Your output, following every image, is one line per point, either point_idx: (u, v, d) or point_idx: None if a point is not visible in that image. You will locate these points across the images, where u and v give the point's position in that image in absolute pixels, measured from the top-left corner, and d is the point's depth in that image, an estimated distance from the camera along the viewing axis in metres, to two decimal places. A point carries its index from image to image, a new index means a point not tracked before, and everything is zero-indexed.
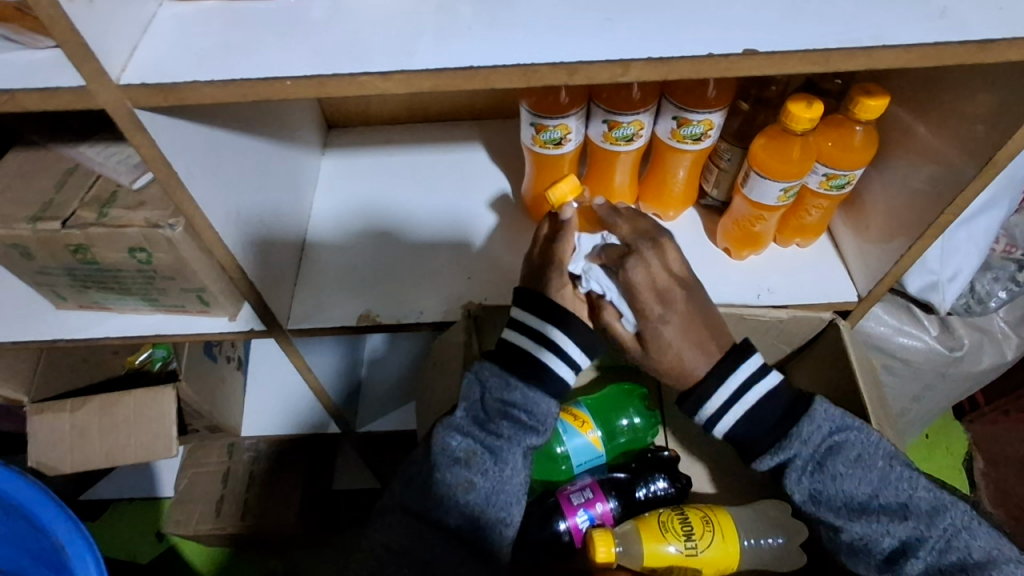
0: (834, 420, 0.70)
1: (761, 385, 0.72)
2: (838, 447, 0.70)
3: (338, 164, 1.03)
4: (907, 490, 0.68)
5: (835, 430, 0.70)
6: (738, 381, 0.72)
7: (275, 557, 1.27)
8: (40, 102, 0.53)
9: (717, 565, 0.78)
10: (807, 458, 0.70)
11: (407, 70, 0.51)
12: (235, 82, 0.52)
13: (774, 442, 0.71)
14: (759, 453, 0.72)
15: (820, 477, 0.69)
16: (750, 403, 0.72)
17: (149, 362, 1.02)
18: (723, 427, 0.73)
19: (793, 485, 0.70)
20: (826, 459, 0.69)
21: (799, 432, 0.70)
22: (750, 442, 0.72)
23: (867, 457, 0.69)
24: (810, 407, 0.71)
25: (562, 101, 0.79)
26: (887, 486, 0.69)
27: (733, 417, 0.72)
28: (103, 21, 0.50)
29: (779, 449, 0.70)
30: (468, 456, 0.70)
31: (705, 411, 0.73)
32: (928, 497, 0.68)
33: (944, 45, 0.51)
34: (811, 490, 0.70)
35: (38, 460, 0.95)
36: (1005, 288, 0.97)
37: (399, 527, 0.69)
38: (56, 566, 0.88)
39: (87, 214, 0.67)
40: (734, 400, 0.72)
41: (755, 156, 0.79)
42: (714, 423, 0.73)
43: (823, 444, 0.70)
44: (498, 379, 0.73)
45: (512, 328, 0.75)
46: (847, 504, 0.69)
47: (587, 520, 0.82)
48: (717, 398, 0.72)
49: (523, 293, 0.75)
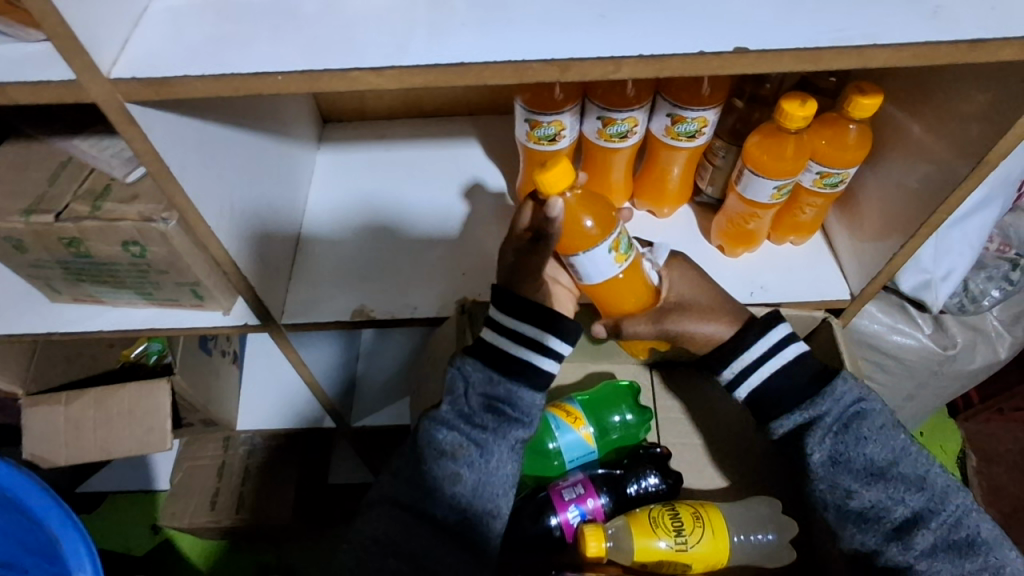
0: (861, 388, 0.72)
1: (793, 346, 0.74)
2: (863, 412, 0.71)
3: (334, 159, 1.03)
4: (925, 465, 0.70)
5: (861, 397, 0.72)
6: (771, 338, 0.74)
7: (271, 549, 1.28)
8: (30, 95, 0.52)
9: (706, 560, 0.79)
10: (834, 418, 0.71)
11: (399, 65, 0.51)
12: (226, 76, 0.52)
13: (804, 398, 0.72)
14: (789, 406, 0.73)
15: (843, 438, 0.71)
16: (780, 362, 0.73)
17: (144, 355, 1.02)
18: (756, 379, 0.74)
19: (814, 444, 0.71)
20: (851, 422, 0.71)
21: (831, 390, 0.71)
22: (779, 397, 0.73)
23: (889, 427, 0.71)
24: (839, 374, 0.73)
25: (556, 97, 0.79)
26: (907, 458, 0.70)
27: (768, 370, 0.73)
28: (94, 14, 0.50)
29: (809, 407, 0.72)
30: (455, 449, 0.70)
31: (743, 359, 0.74)
32: (942, 475, 0.70)
33: (936, 45, 0.51)
34: (832, 451, 0.71)
35: (33, 453, 0.95)
36: (998, 287, 0.98)
37: (387, 519, 0.69)
38: (52, 558, 0.88)
39: (81, 207, 0.67)
40: (770, 353, 0.74)
41: (749, 154, 0.79)
42: (743, 378, 0.74)
43: (849, 407, 0.72)
44: (481, 374, 0.72)
45: (490, 328, 0.73)
46: (866, 468, 0.70)
47: (577, 516, 0.82)
48: (752, 350, 0.74)
49: (500, 296, 0.72)
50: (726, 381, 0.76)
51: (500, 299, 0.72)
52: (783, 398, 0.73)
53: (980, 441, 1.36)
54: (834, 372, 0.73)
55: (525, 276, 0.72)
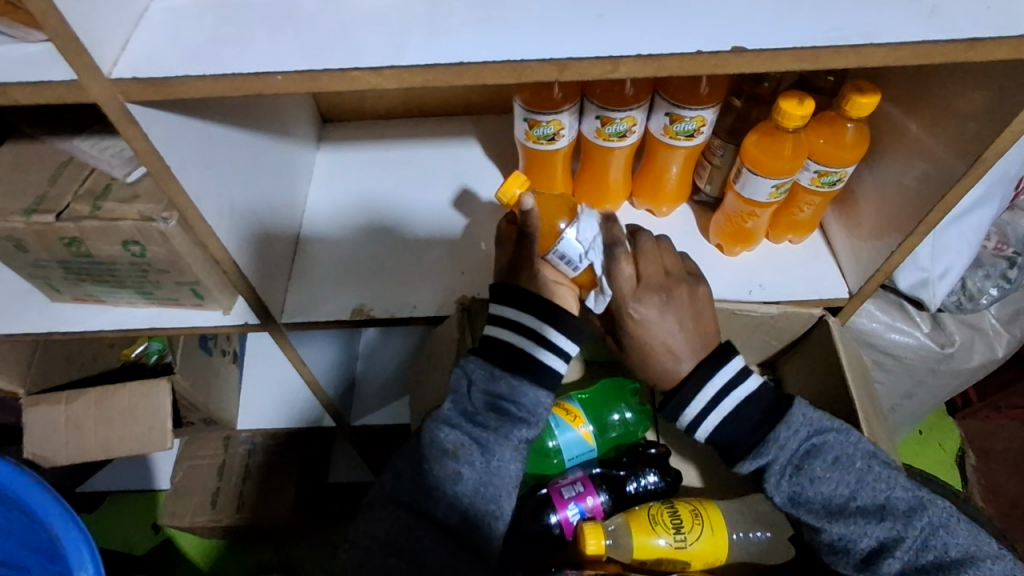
0: (813, 423, 0.72)
1: (737, 390, 0.73)
2: (815, 450, 0.71)
3: (333, 159, 1.04)
4: (885, 491, 0.69)
5: (813, 434, 0.71)
6: (718, 383, 0.73)
7: (271, 548, 1.28)
8: (31, 95, 0.53)
9: (705, 558, 0.79)
10: (784, 462, 0.71)
11: (399, 65, 0.51)
12: (226, 77, 0.52)
13: (754, 445, 0.72)
14: (740, 455, 0.73)
15: (798, 481, 0.70)
16: (729, 407, 0.73)
17: (144, 355, 1.03)
18: (705, 431, 0.74)
19: (772, 489, 0.71)
20: (803, 463, 0.70)
21: (775, 437, 0.71)
22: (731, 445, 0.74)
23: (844, 458, 0.70)
24: (789, 411, 0.72)
25: (555, 97, 0.79)
26: (865, 487, 0.69)
27: (715, 420, 0.73)
28: (96, 14, 0.51)
29: (760, 454, 0.71)
30: (457, 449, 0.70)
31: (687, 415, 0.74)
32: (906, 497, 0.68)
33: (932, 44, 0.51)
34: (790, 493, 0.71)
35: (34, 452, 0.96)
36: (996, 286, 0.98)
37: (388, 519, 0.69)
38: (52, 557, 0.88)
39: (81, 207, 0.67)
40: (712, 404, 0.73)
41: (748, 153, 0.79)
42: (696, 425, 0.75)
43: (801, 447, 0.71)
44: (483, 370, 0.73)
45: (495, 323, 0.76)
46: (826, 506, 0.70)
47: (577, 513, 0.83)
48: (696, 404, 0.73)
49: (506, 292, 0.74)
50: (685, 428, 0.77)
51: (505, 296, 0.74)
52: (734, 449, 0.74)
53: (978, 439, 1.36)
54: (781, 415, 0.72)
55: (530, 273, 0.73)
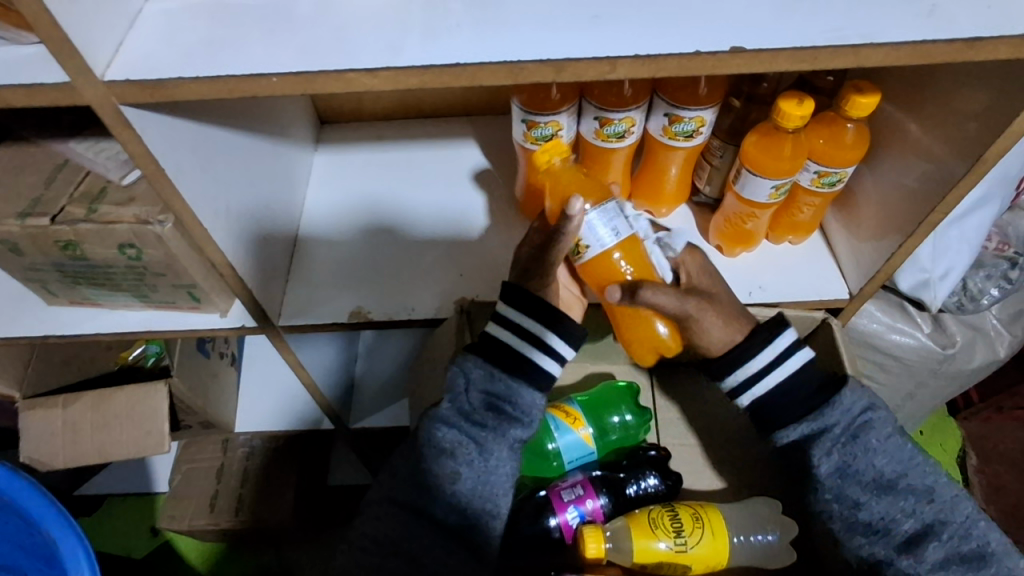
0: (870, 397, 0.73)
1: (797, 355, 0.73)
2: (871, 423, 0.71)
3: (331, 161, 1.03)
4: (932, 476, 0.71)
5: (869, 408, 0.72)
6: (780, 345, 0.72)
7: (270, 551, 1.28)
8: (24, 98, 0.52)
9: (705, 562, 0.79)
10: (843, 429, 0.71)
11: (394, 65, 0.51)
12: (221, 78, 0.51)
13: (809, 410, 0.72)
14: (794, 419, 0.72)
15: (852, 450, 0.71)
16: (788, 369, 0.72)
17: (143, 358, 1.03)
18: (759, 390, 0.72)
19: (822, 455, 0.71)
20: (860, 433, 0.71)
21: (839, 401, 0.71)
22: (783, 409, 0.72)
23: (896, 436, 0.72)
24: (847, 382, 0.73)
25: (553, 97, 0.79)
26: (915, 469, 0.71)
27: (774, 380, 0.72)
28: (89, 16, 0.50)
29: (818, 417, 0.71)
30: (454, 448, 0.70)
31: (747, 370, 0.72)
32: (949, 487, 0.70)
33: (932, 43, 0.51)
34: (840, 463, 0.71)
35: (31, 456, 0.95)
36: (997, 286, 0.98)
37: (386, 520, 0.69)
38: (49, 562, 0.88)
39: (76, 210, 0.67)
40: (773, 365, 0.72)
41: (747, 153, 0.79)
42: (749, 385, 0.73)
43: (859, 417, 0.72)
44: (481, 371, 0.72)
45: (495, 322, 0.73)
46: (875, 481, 0.70)
47: (576, 517, 0.82)
48: (756, 361, 0.72)
49: (513, 292, 0.72)
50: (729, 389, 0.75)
51: (511, 295, 0.72)
52: (782, 413, 0.72)
53: (981, 440, 1.36)
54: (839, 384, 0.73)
55: (536, 274, 0.72)
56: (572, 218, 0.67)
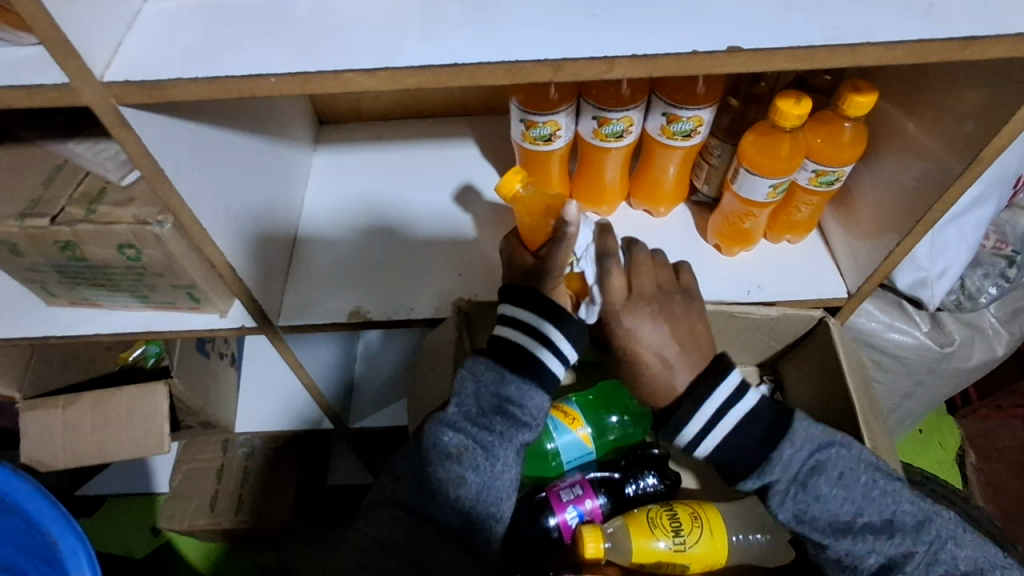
0: (814, 439, 0.70)
1: (739, 406, 0.71)
2: (820, 466, 0.69)
3: (329, 161, 1.03)
4: (891, 506, 0.68)
5: (816, 450, 0.70)
6: (716, 404, 0.71)
7: (270, 551, 1.28)
8: (22, 98, 0.52)
9: (704, 560, 0.79)
10: (788, 482, 0.69)
11: (392, 66, 0.51)
12: (219, 79, 0.51)
13: (756, 466, 0.70)
14: (742, 475, 0.71)
15: (803, 499, 0.68)
16: (729, 424, 0.71)
17: (142, 358, 1.04)
18: (704, 452, 0.73)
19: (776, 507, 0.69)
20: (808, 480, 0.69)
21: (780, 456, 0.69)
22: (735, 465, 0.71)
23: (849, 474, 0.69)
24: (791, 426, 0.71)
25: (551, 97, 0.79)
26: (871, 504, 0.68)
27: (715, 439, 0.71)
28: (88, 17, 0.50)
29: (762, 473, 0.70)
30: (460, 452, 0.70)
31: (683, 440, 0.73)
32: (912, 511, 0.68)
33: (929, 43, 0.51)
34: (795, 513, 0.69)
35: (31, 456, 0.95)
36: (995, 284, 0.98)
37: (390, 522, 0.69)
38: (50, 562, 0.88)
39: (75, 211, 0.67)
40: (711, 425, 0.71)
41: (744, 152, 0.79)
42: (695, 445, 0.72)
43: (805, 464, 0.69)
44: (493, 374, 0.72)
45: (504, 323, 0.74)
46: (831, 523, 0.68)
47: (575, 516, 0.82)
48: (690, 429, 0.72)
49: (517, 292, 0.73)
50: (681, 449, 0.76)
51: (516, 296, 0.74)
52: (746, 463, 0.72)
53: (979, 438, 1.36)
54: (784, 432, 0.70)
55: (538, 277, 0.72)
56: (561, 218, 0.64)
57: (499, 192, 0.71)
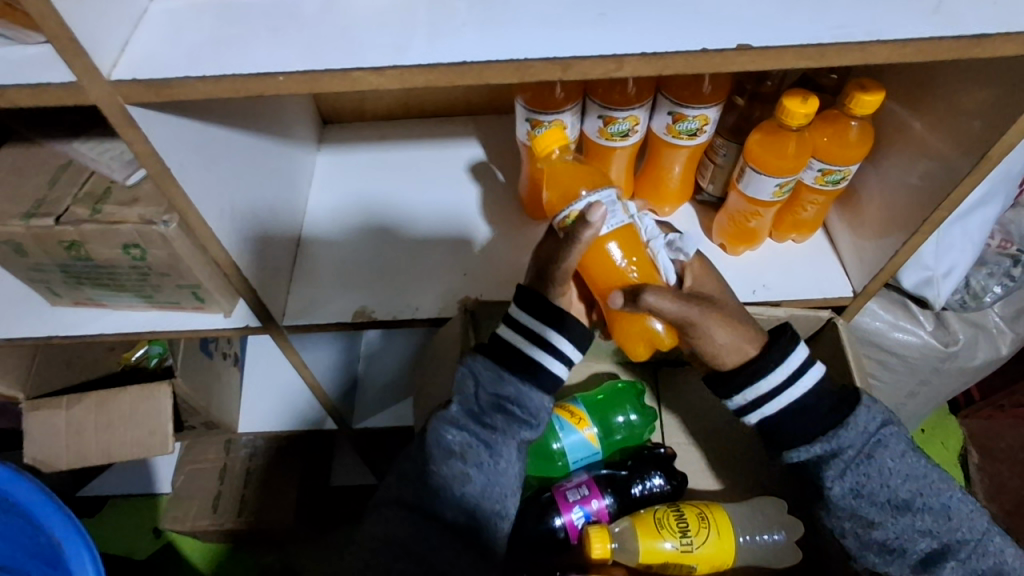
0: (883, 412, 0.72)
1: (809, 374, 0.71)
2: (885, 440, 0.71)
3: (333, 161, 1.03)
4: (946, 492, 0.71)
5: (882, 424, 0.72)
6: (789, 367, 0.71)
7: (273, 552, 1.28)
8: (29, 97, 0.52)
9: (711, 561, 0.79)
10: (857, 449, 0.70)
11: (401, 64, 0.51)
12: (227, 78, 0.51)
13: (825, 430, 0.70)
14: (803, 441, 0.71)
15: (866, 471, 0.70)
16: (797, 391, 0.71)
17: (145, 359, 1.03)
18: (768, 409, 0.72)
19: (837, 475, 0.70)
20: (874, 452, 0.70)
21: (856, 421, 0.70)
22: (786, 433, 0.72)
23: (909, 454, 0.71)
24: (861, 398, 0.72)
25: (557, 96, 0.79)
26: (929, 486, 0.71)
27: (777, 403, 0.71)
28: (95, 16, 0.50)
29: (833, 437, 0.70)
30: (463, 450, 0.70)
31: (756, 391, 0.71)
32: (963, 499, 0.71)
33: (939, 41, 0.51)
34: (855, 485, 0.70)
35: (34, 457, 0.95)
36: (1000, 283, 0.98)
37: (396, 520, 0.69)
38: (54, 563, 0.88)
39: (80, 210, 0.67)
40: (784, 385, 0.71)
41: (751, 151, 0.79)
42: (755, 407, 0.72)
43: (874, 434, 0.71)
44: (491, 373, 0.71)
45: (505, 325, 0.73)
46: (890, 501, 0.70)
47: (582, 517, 0.82)
48: (768, 381, 0.71)
49: (524, 294, 0.71)
50: (739, 403, 0.73)
51: (522, 297, 0.72)
52: (784, 436, 0.72)
53: (982, 438, 1.36)
54: (855, 400, 0.72)
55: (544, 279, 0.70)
56: (593, 227, 0.64)
57: (535, 147, 0.74)
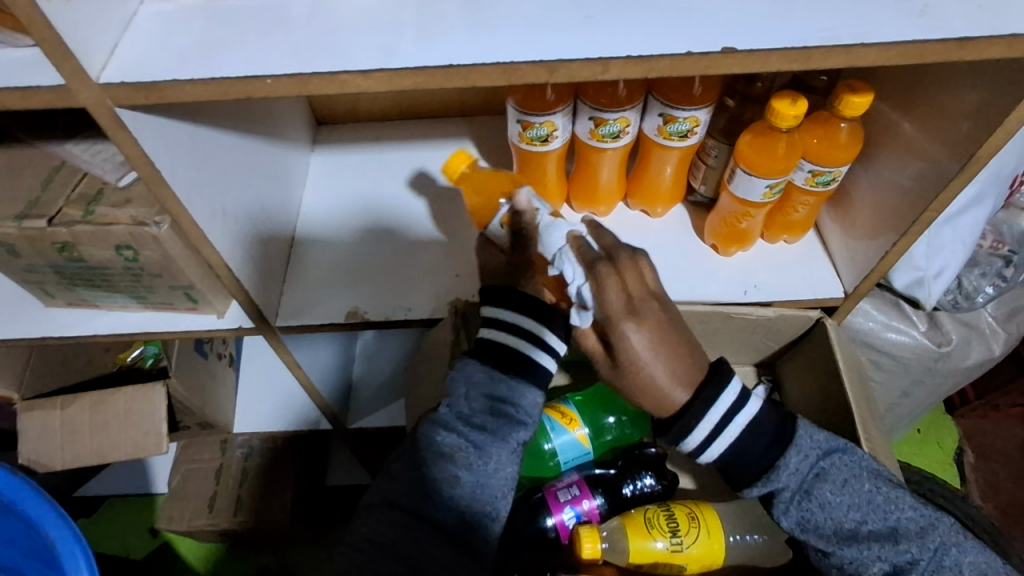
0: (820, 444, 0.72)
1: (740, 416, 0.70)
2: (824, 472, 0.71)
3: (327, 161, 1.04)
4: (895, 513, 0.69)
5: (820, 457, 0.71)
6: (717, 417, 0.70)
7: (269, 552, 1.28)
8: (19, 100, 0.52)
9: (701, 561, 0.79)
10: (794, 489, 0.70)
11: (389, 67, 0.51)
12: (216, 81, 0.52)
13: (764, 470, 0.71)
14: (748, 481, 0.72)
15: (807, 506, 0.70)
16: (733, 434, 0.70)
17: (140, 359, 1.01)
18: (708, 457, 0.72)
19: (780, 514, 0.71)
20: (813, 487, 0.70)
21: (786, 463, 0.70)
22: (741, 469, 0.72)
23: (852, 481, 0.70)
24: (795, 434, 0.72)
25: (548, 98, 0.79)
26: (875, 510, 0.69)
27: (718, 448, 0.71)
28: (84, 19, 0.50)
29: (768, 480, 0.71)
30: (455, 452, 0.70)
31: (687, 447, 0.71)
32: (916, 517, 0.69)
33: (924, 43, 0.51)
34: (799, 519, 0.71)
35: (28, 457, 0.95)
36: (992, 284, 0.99)
37: (387, 522, 0.69)
38: (48, 563, 0.88)
39: (73, 212, 0.67)
40: (714, 435, 0.70)
41: (741, 153, 0.79)
42: (699, 454, 0.72)
43: (810, 471, 0.71)
44: (483, 375, 0.73)
45: (489, 326, 0.75)
46: (837, 531, 0.70)
47: (573, 517, 0.83)
48: (694, 436, 0.70)
49: (497, 292, 0.75)
50: (687, 450, 0.74)
51: (496, 297, 0.75)
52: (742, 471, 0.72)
53: (977, 438, 1.37)
54: (791, 436, 0.72)
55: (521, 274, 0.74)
56: (525, 214, 0.74)
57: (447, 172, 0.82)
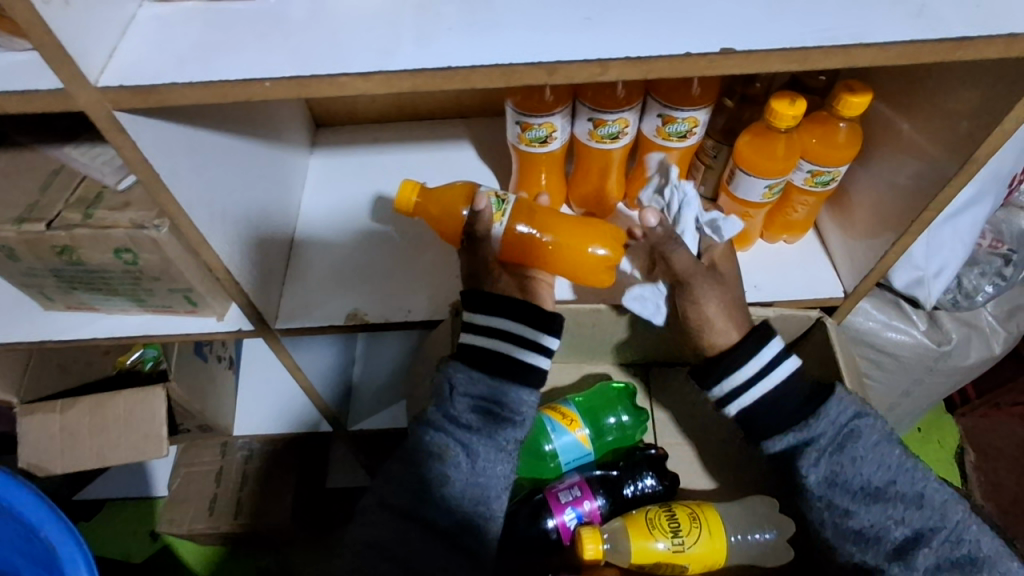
0: (857, 404, 0.74)
1: (780, 367, 0.75)
2: (858, 430, 0.72)
3: (326, 163, 1.04)
4: (921, 482, 0.71)
5: (855, 416, 0.73)
6: (767, 356, 0.75)
7: (269, 555, 1.28)
8: (19, 104, 0.52)
9: (703, 561, 0.79)
10: (829, 439, 0.72)
11: (387, 69, 0.51)
12: (214, 84, 0.51)
13: (798, 420, 0.74)
14: (773, 434, 0.75)
15: (839, 459, 0.72)
16: (775, 379, 0.75)
17: (140, 362, 1.01)
18: (746, 400, 0.75)
19: (810, 465, 0.72)
20: (846, 442, 0.72)
21: (827, 410, 0.73)
22: (768, 423, 0.75)
23: (884, 443, 0.72)
24: (833, 391, 0.74)
25: (547, 100, 0.78)
26: (904, 475, 0.71)
27: (755, 394, 0.75)
28: (81, 21, 0.50)
29: (806, 426, 0.73)
30: (443, 451, 0.71)
31: (734, 381, 0.75)
32: (940, 491, 0.71)
33: (921, 44, 0.51)
34: (828, 473, 0.72)
35: (29, 461, 0.95)
36: (992, 283, 0.98)
37: (380, 523, 0.69)
38: (48, 567, 0.88)
39: (72, 215, 0.67)
40: (758, 375, 0.75)
41: (740, 153, 0.79)
42: (736, 395, 0.75)
43: (845, 426, 0.73)
44: (466, 376, 0.73)
45: (475, 333, 0.75)
46: (863, 489, 0.71)
47: (574, 518, 0.82)
48: (744, 372, 0.75)
49: (476, 297, 0.74)
50: (716, 398, 0.78)
51: (477, 302, 0.74)
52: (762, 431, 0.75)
53: (977, 437, 1.36)
54: (828, 392, 0.74)
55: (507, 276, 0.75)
56: (482, 214, 0.73)
57: (400, 206, 0.80)
